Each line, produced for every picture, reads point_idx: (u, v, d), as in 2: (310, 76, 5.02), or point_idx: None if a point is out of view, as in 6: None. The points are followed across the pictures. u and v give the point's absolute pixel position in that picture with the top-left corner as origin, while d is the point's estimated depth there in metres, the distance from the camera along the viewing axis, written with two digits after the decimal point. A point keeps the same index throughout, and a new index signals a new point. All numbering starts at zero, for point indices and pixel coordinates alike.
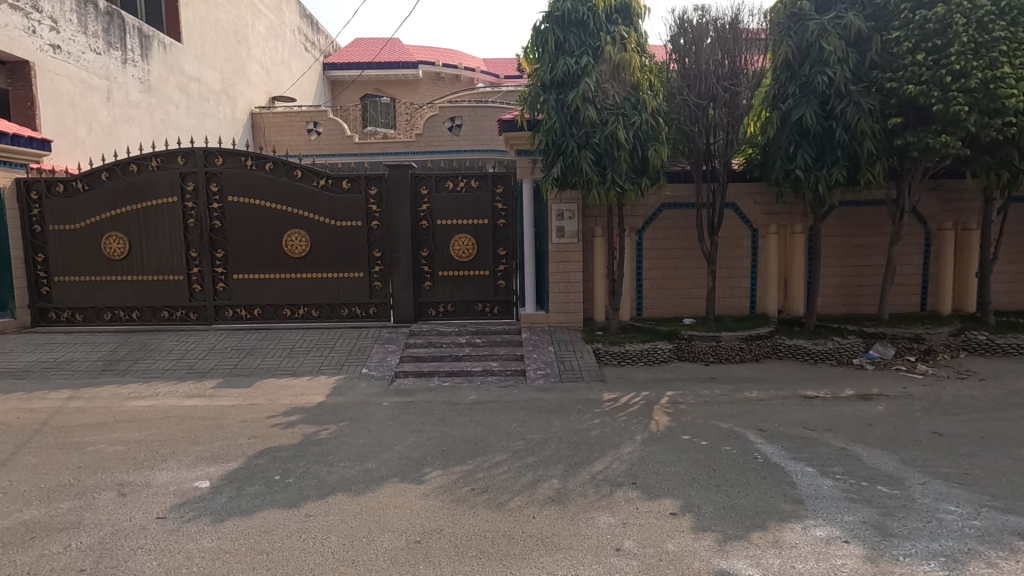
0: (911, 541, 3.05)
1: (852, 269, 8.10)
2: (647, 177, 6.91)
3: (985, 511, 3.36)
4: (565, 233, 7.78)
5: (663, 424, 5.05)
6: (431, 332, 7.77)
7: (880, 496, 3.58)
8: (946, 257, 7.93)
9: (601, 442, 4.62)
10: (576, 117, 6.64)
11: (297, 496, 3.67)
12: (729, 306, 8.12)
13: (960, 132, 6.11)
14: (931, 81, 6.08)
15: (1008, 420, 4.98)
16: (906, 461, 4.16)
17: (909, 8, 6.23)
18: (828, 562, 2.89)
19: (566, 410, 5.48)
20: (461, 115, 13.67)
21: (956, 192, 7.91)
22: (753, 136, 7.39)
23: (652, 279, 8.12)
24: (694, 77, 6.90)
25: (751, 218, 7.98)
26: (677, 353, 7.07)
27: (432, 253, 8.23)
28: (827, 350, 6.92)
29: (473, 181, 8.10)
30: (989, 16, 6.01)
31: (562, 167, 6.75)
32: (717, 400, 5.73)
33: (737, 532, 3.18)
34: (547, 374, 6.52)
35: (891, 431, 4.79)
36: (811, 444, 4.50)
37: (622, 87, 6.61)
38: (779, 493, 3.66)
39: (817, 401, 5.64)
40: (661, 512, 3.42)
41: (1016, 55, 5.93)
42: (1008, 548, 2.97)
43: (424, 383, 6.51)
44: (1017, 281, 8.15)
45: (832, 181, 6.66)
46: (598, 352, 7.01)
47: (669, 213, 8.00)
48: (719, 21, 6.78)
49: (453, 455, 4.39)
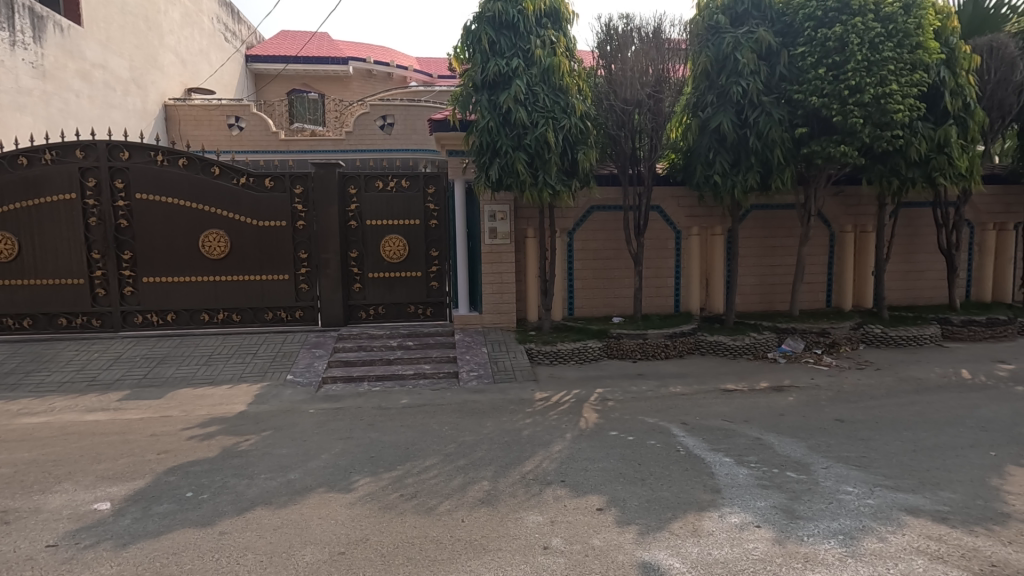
0: (815, 522, 3.28)
1: (766, 268, 8.64)
2: (577, 180, 7.03)
3: (878, 490, 3.67)
4: (497, 234, 7.81)
5: (592, 421, 5.16)
6: (361, 335, 7.57)
7: (789, 482, 3.83)
8: (847, 257, 8.61)
9: (532, 441, 4.67)
10: (507, 118, 6.67)
11: (211, 512, 3.46)
12: (655, 305, 8.44)
13: (856, 142, 6.66)
14: (832, 95, 6.57)
15: (899, 405, 5.47)
16: (812, 447, 4.47)
17: (812, 26, 6.68)
18: (741, 547, 3.05)
19: (498, 411, 5.50)
20: (393, 114, 13.43)
21: (856, 198, 8.62)
22: (675, 141, 7.72)
23: (583, 280, 8.30)
24: (620, 83, 7.10)
25: (674, 220, 8.34)
26: (607, 350, 7.28)
27: (361, 253, 8.01)
28: (745, 345, 7.32)
29: (403, 181, 7.97)
30: (879, 38, 6.47)
31: (495, 167, 6.77)
32: (644, 396, 5.94)
33: (658, 524, 3.30)
34: (481, 375, 6.51)
35: (800, 420, 5.14)
36: (729, 435, 4.75)
37: (552, 90, 6.71)
38: (699, 483, 3.84)
39: (735, 393, 5.96)
40: (589, 509, 3.50)
41: (903, 73, 6.49)
42: (896, 523, 3.26)
43: (354, 388, 6.33)
44: (907, 279, 8.99)
45: (747, 186, 7.08)
46: (531, 352, 7.08)
47: (599, 214, 8.22)
48: (642, 30, 7.03)
49: (383, 461, 4.29)
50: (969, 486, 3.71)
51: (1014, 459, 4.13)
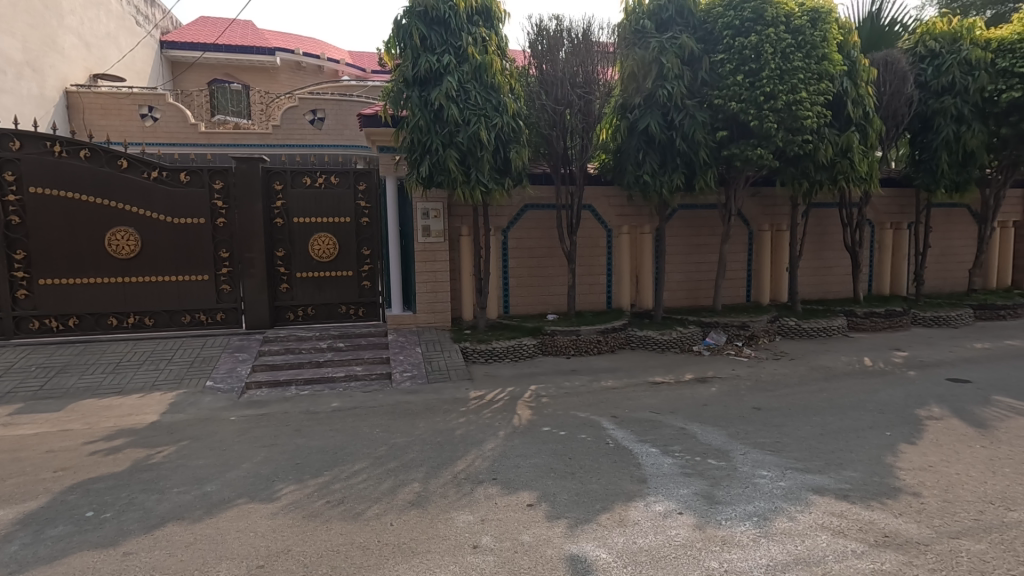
0: (733, 506, 3.45)
1: (692, 265, 9.03)
2: (510, 178, 7.04)
3: (789, 473, 3.92)
4: (431, 233, 7.73)
5: (525, 417, 5.20)
6: (289, 337, 7.26)
7: (710, 469, 4.02)
8: (764, 255, 9.15)
9: (465, 440, 4.64)
10: (439, 115, 6.60)
11: (114, 532, 3.20)
12: (588, 302, 8.63)
13: (770, 146, 7.06)
14: (749, 100, 6.93)
15: (810, 392, 5.87)
16: (731, 435, 4.71)
17: (730, 34, 7.04)
18: (664, 534, 3.16)
19: (432, 412, 5.43)
20: (324, 108, 12.99)
21: (771, 199, 9.18)
22: (605, 142, 7.89)
23: (518, 278, 8.36)
24: (552, 83, 7.19)
25: (606, 219, 8.55)
26: (541, 347, 7.37)
27: (288, 253, 7.69)
28: (672, 339, 7.62)
29: (332, 177, 7.71)
30: (790, 48, 6.90)
31: (427, 165, 6.69)
32: (577, 391, 6.05)
33: (586, 516, 3.36)
34: (414, 376, 6.40)
35: (720, 409, 5.41)
36: (655, 426, 4.92)
37: (484, 88, 6.69)
38: (626, 474, 3.95)
39: (662, 386, 6.19)
40: (519, 505, 3.52)
41: (812, 82, 6.94)
42: (804, 502, 3.49)
43: (280, 393, 6.06)
44: (817, 275, 9.67)
45: (674, 186, 7.36)
46: (465, 352, 7.06)
47: (532, 213, 8.30)
48: (572, 32, 7.16)
49: (309, 468, 4.13)
50: (868, 465, 4.03)
51: (906, 438, 4.52)
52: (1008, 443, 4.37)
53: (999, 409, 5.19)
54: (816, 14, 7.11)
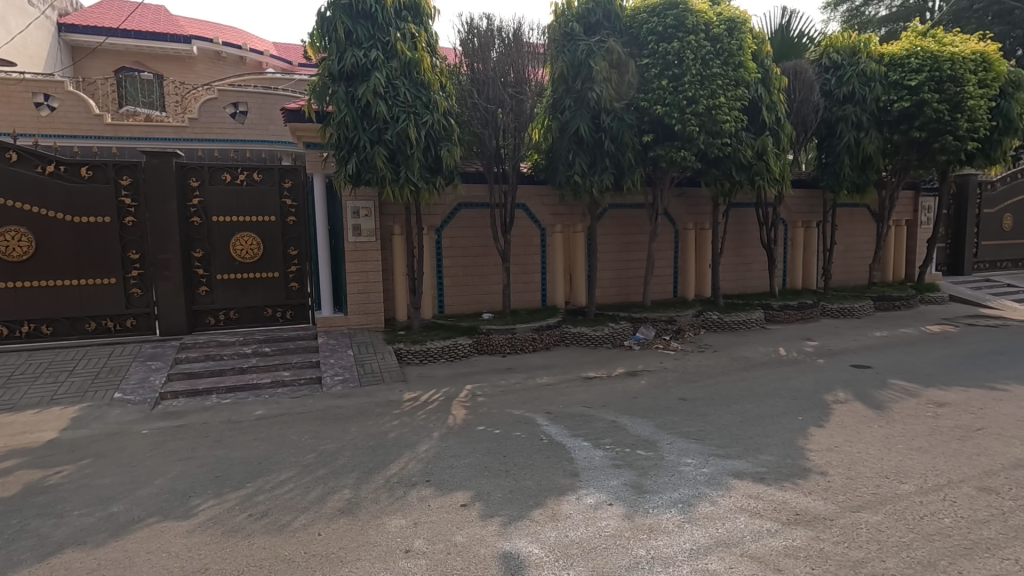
0: (660, 494, 3.59)
1: (622, 263, 9.30)
2: (441, 177, 6.94)
3: (712, 459, 4.12)
4: (361, 232, 7.53)
5: (460, 417, 5.18)
6: (209, 343, 6.85)
7: (639, 459, 4.16)
8: (689, 252, 9.59)
9: (398, 443, 4.56)
10: (367, 112, 6.47)
11: (1, 564, 2.90)
12: (523, 300, 8.71)
13: (693, 148, 7.39)
14: (673, 105, 7.22)
15: (731, 382, 6.20)
16: (659, 425, 4.89)
17: (654, 40, 7.31)
18: (595, 525, 3.24)
19: (364, 415, 5.29)
20: (246, 101, 12.35)
21: (694, 199, 9.62)
22: (536, 142, 7.83)
23: (453, 277, 8.31)
24: (483, 82, 7.19)
25: (539, 218, 8.66)
26: (477, 346, 7.36)
27: (207, 254, 7.26)
28: (604, 335, 7.83)
29: (254, 174, 7.33)
30: (709, 55, 7.25)
31: (355, 162, 6.51)
32: (513, 389, 6.09)
33: (520, 513, 3.38)
34: (346, 380, 6.20)
35: (649, 401, 5.61)
36: (588, 420, 5.03)
37: (414, 84, 6.59)
38: (559, 469, 4.01)
39: (594, 381, 6.35)
40: (453, 506, 3.49)
41: (729, 88, 7.33)
42: (725, 487, 3.68)
43: (199, 403, 5.71)
44: (737, 271, 10.24)
45: (603, 186, 7.52)
46: (399, 353, 6.95)
47: (465, 212, 8.29)
48: (502, 31, 7.19)
49: (230, 480, 3.91)
50: (782, 449, 4.29)
51: (815, 422, 4.86)
52: (901, 422, 4.80)
53: (895, 391, 5.69)
54: (732, 23, 7.50)
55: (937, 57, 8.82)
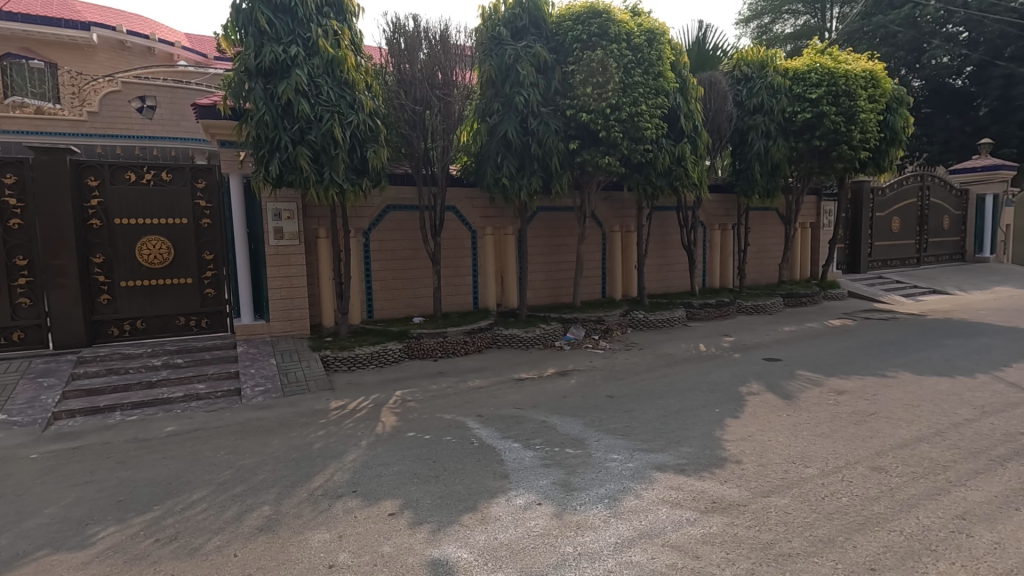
0: (587, 491, 3.67)
1: (553, 264, 9.47)
2: (368, 179, 6.75)
3: (636, 454, 4.27)
4: (283, 235, 7.21)
5: (390, 424, 5.07)
6: (113, 355, 6.33)
7: (568, 457, 4.24)
8: (616, 253, 9.91)
9: (323, 454, 4.40)
10: (288, 110, 6.21)
11: None
12: (454, 303, 8.67)
13: (617, 154, 7.63)
14: (597, 111, 7.43)
15: (655, 378, 6.46)
16: (587, 424, 5.01)
17: (579, 48, 7.50)
18: (524, 526, 3.26)
19: (287, 427, 5.06)
20: (154, 95, 11.52)
21: (620, 202, 9.96)
22: (467, 144, 8.07)
23: (382, 280, 8.14)
24: (410, 83, 7.09)
25: (469, 220, 8.66)
26: (407, 351, 7.24)
27: (109, 259, 6.70)
28: (535, 336, 7.92)
29: (163, 173, 6.86)
30: (631, 64, 7.52)
31: (275, 163, 6.23)
32: (444, 393, 6.04)
33: (449, 519, 3.35)
34: (267, 390, 5.89)
35: (578, 399, 5.75)
36: (518, 422, 5.07)
37: (337, 84, 6.39)
38: (489, 471, 4.02)
39: (526, 382, 6.41)
40: (380, 515, 3.41)
41: (650, 97, 7.63)
42: (648, 480, 3.82)
43: (100, 422, 5.25)
44: (661, 271, 10.69)
45: (532, 189, 7.64)
46: (326, 360, 6.71)
47: (394, 214, 8.16)
48: (429, 32, 7.13)
49: (135, 504, 3.62)
50: (701, 441, 4.50)
51: (731, 413, 5.15)
52: (807, 410, 5.18)
53: (801, 381, 6.15)
54: (652, 34, 7.81)
55: (834, 74, 9.59)
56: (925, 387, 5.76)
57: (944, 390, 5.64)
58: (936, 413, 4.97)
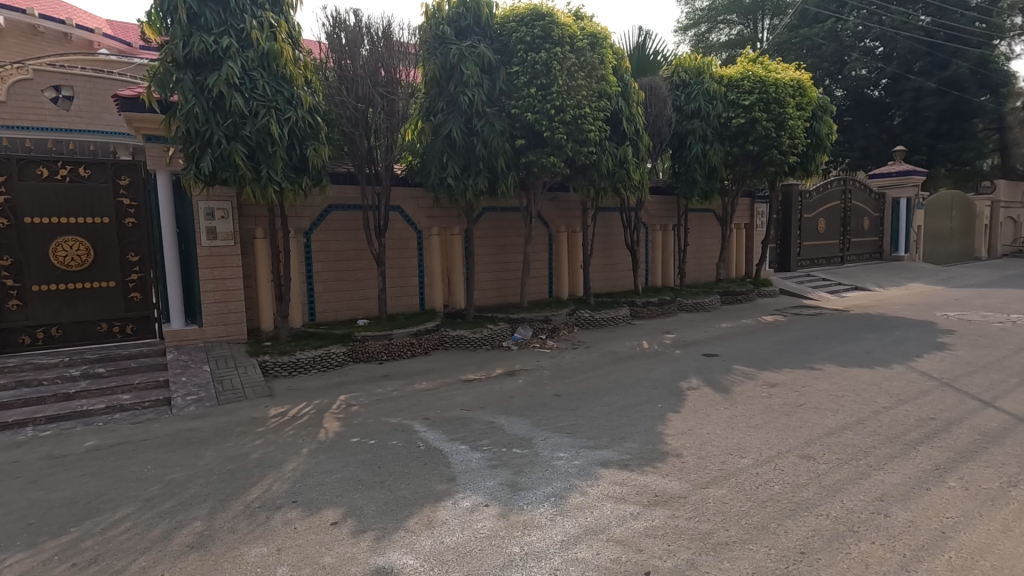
0: (534, 490, 3.69)
1: (500, 265, 9.48)
2: (308, 177, 6.54)
3: (582, 451, 4.33)
4: (217, 235, 6.87)
5: (332, 430, 4.92)
6: (23, 366, 5.83)
7: (515, 458, 4.24)
8: (562, 254, 10.04)
9: (261, 464, 4.21)
10: (220, 104, 5.92)
11: None
12: (400, 304, 8.52)
13: (561, 155, 7.71)
14: (541, 112, 7.48)
15: (601, 375, 6.58)
16: (534, 423, 5.03)
17: (523, 50, 7.54)
18: (471, 528, 3.24)
19: (222, 436, 4.81)
20: (70, 84, 10.69)
21: (565, 203, 10.10)
22: (411, 143, 7.94)
23: (324, 282, 7.89)
24: (351, 80, 6.92)
25: (415, 220, 8.55)
26: (352, 354, 7.05)
27: (18, 261, 6.17)
28: (483, 337, 7.90)
29: (81, 168, 6.38)
30: (575, 66, 7.62)
31: (207, 159, 5.93)
32: (390, 396, 5.92)
33: (394, 525, 3.28)
34: (200, 399, 5.58)
35: (526, 399, 5.78)
36: (466, 423, 5.04)
37: (273, 78, 6.13)
38: (436, 475, 3.97)
39: (473, 382, 6.39)
40: (321, 525, 3.30)
41: (593, 100, 7.76)
42: (593, 476, 3.89)
43: (10, 439, 4.82)
44: (606, 271, 10.92)
45: (478, 189, 7.61)
46: (265, 366, 6.45)
47: (337, 214, 7.94)
48: (371, 28, 6.98)
49: (49, 527, 3.35)
50: (644, 436, 4.62)
51: (673, 408, 5.32)
52: (742, 403, 5.41)
53: (737, 375, 6.43)
54: (594, 38, 7.93)
55: (765, 82, 10.05)
56: (849, 378, 6.15)
57: (865, 381, 6.04)
58: (858, 402, 5.31)
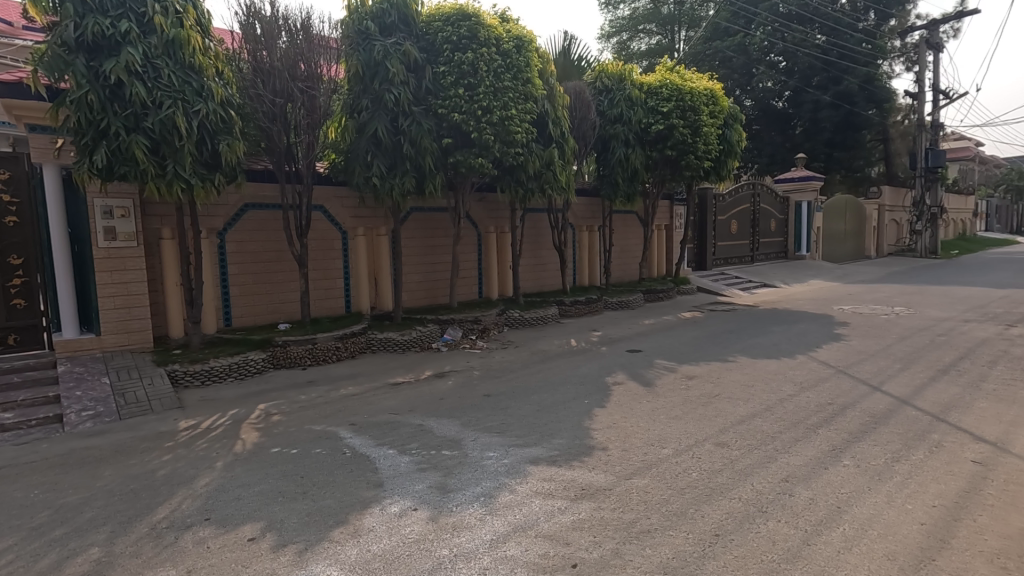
0: (463, 491, 3.68)
1: (429, 266, 9.37)
2: (221, 174, 6.17)
3: (511, 450, 4.36)
4: (116, 236, 6.32)
5: (250, 441, 4.67)
6: None
7: (444, 460, 4.21)
8: (491, 254, 10.08)
9: (170, 481, 3.92)
10: (119, 93, 5.46)
11: None
12: (324, 307, 8.22)
13: (489, 156, 7.73)
14: (469, 113, 7.47)
15: (530, 374, 6.66)
16: (463, 424, 5.01)
17: (449, 49, 7.50)
18: (399, 533, 3.18)
19: (124, 454, 4.44)
20: None
21: (493, 204, 10.16)
22: (334, 141, 7.68)
23: (240, 285, 7.47)
24: (267, 73, 6.61)
25: (339, 220, 8.29)
26: (272, 361, 6.73)
27: None
28: (412, 339, 7.78)
29: None
30: (501, 69, 7.67)
31: (104, 152, 5.44)
32: (313, 403, 5.70)
33: (317, 536, 3.16)
34: (98, 414, 5.11)
35: (455, 400, 5.75)
36: (394, 427, 4.94)
37: (180, 67, 5.72)
38: (362, 482, 3.86)
39: (402, 386, 6.27)
40: (237, 542, 3.12)
41: (519, 102, 7.83)
42: (522, 474, 3.93)
43: None
44: (534, 271, 11.08)
45: (405, 189, 7.47)
46: (174, 376, 6.01)
47: (254, 214, 7.54)
48: (288, 20, 6.70)
49: None
50: (571, 432, 4.72)
51: (599, 403, 5.48)
52: (663, 396, 5.67)
53: (659, 369, 6.73)
54: (520, 41, 8.00)
55: (681, 90, 10.59)
56: (758, 369, 6.60)
57: (772, 371, 6.51)
58: (766, 391, 5.71)
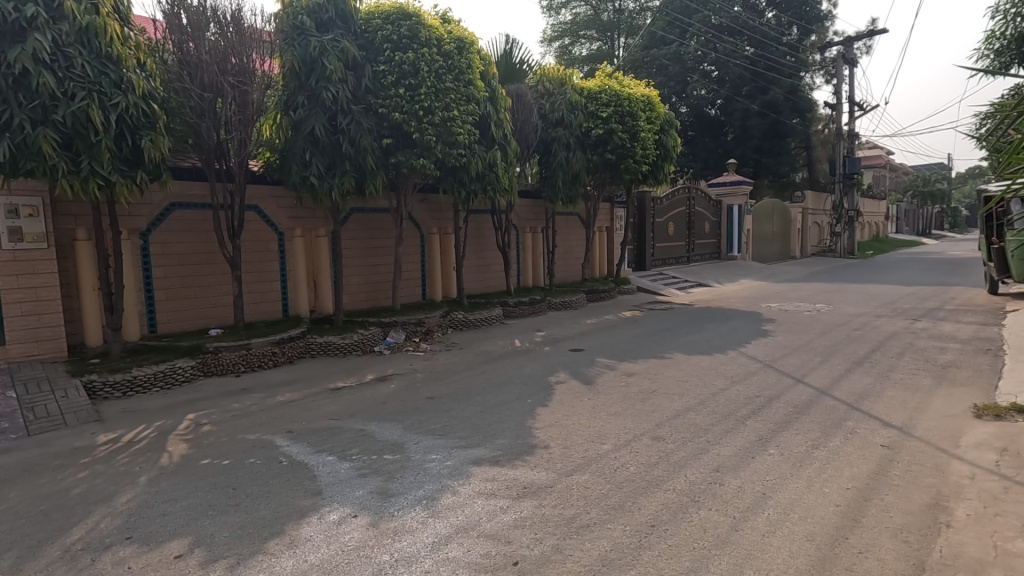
0: (405, 495, 3.64)
1: (370, 267, 9.19)
2: (142, 171, 5.83)
3: (455, 451, 4.36)
4: (23, 236, 5.84)
5: (178, 454, 4.43)
6: None
7: (385, 464, 4.15)
8: (434, 255, 10.00)
9: (86, 500, 3.66)
10: (23, 82, 5.02)
11: None
12: (259, 311, 7.90)
13: (431, 157, 7.69)
14: (410, 112, 7.40)
15: (473, 375, 6.67)
16: (406, 428, 4.95)
17: (389, 48, 7.38)
18: (338, 541, 3.11)
19: (33, 472, 4.10)
20: None
21: (436, 205, 10.13)
22: (269, 139, 7.39)
23: (166, 289, 7.06)
24: (194, 65, 6.29)
25: (275, 221, 8.01)
26: (203, 368, 6.40)
27: None
28: (353, 342, 7.60)
29: None
30: (442, 70, 7.65)
31: (7, 146, 4.99)
32: (248, 411, 5.47)
33: (251, 549, 3.04)
34: (3, 431, 4.70)
35: (398, 403, 5.67)
36: (334, 433, 4.81)
37: (96, 57, 5.35)
38: (299, 490, 3.74)
39: (342, 390, 6.13)
40: (162, 561, 2.95)
41: (461, 103, 7.82)
42: (465, 474, 3.93)
43: None
44: (479, 272, 11.10)
45: (344, 189, 7.30)
46: (92, 387, 5.61)
47: (181, 213, 7.15)
48: (217, 11, 6.39)
49: None
50: (514, 431, 4.77)
51: (542, 402, 5.56)
52: (604, 393, 5.82)
53: (599, 367, 6.91)
54: (461, 42, 7.98)
55: (619, 96, 10.92)
56: (693, 365, 6.89)
57: (706, 366, 6.82)
58: (700, 385, 5.98)
